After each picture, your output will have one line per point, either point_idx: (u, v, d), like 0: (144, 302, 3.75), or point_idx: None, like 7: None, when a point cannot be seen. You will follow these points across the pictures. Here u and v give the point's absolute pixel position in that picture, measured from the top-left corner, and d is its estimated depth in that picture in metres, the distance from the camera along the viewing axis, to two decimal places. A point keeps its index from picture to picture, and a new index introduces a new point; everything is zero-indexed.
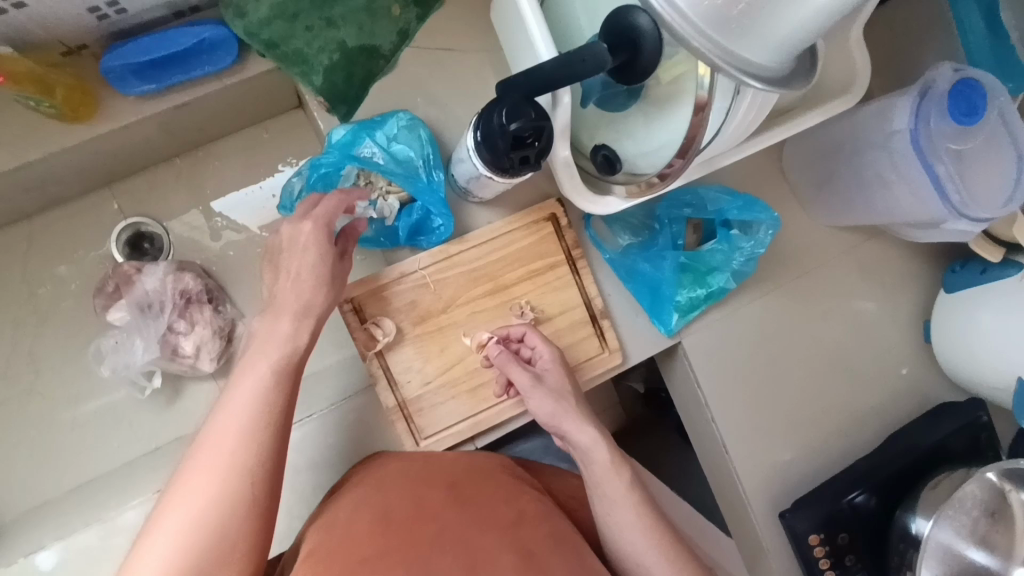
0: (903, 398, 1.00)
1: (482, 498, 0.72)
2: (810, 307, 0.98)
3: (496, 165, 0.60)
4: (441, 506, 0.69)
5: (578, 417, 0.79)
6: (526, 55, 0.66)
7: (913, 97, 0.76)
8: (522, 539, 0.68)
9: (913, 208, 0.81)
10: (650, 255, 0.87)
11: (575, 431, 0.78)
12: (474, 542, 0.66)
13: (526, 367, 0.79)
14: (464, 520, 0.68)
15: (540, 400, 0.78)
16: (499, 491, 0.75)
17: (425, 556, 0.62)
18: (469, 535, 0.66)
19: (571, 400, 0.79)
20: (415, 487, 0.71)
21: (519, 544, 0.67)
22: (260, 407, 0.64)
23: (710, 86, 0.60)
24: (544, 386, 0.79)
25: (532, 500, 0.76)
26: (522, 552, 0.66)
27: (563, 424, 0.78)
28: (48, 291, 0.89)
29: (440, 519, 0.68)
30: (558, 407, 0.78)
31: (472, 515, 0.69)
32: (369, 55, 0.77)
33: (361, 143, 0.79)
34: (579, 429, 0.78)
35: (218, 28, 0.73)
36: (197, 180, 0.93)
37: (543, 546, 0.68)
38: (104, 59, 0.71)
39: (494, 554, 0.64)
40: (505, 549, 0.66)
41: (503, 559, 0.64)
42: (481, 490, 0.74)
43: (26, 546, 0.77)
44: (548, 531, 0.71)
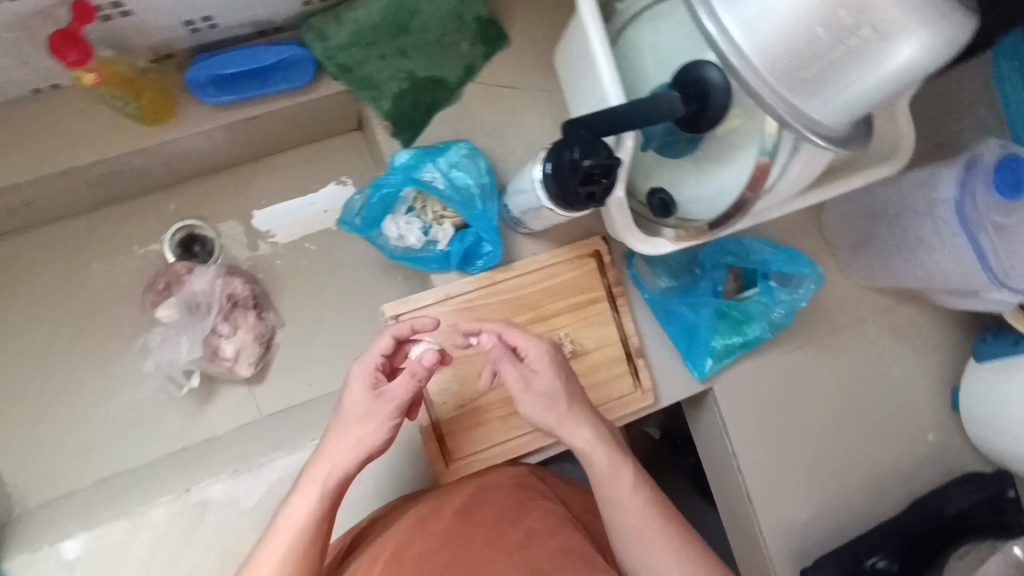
0: (928, 464, 1.00)
1: (490, 520, 0.71)
2: (840, 364, 0.99)
3: (561, 198, 0.62)
4: (448, 538, 0.69)
5: (575, 420, 0.71)
6: (593, 99, 0.69)
7: (959, 168, 0.77)
8: (533, 563, 0.66)
9: (953, 276, 0.82)
10: (689, 299, 0.89)
11: (574, 429, 0.71)
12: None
13: (514, 363, 0.70)
14: (471, 554, 0.68)
15: (531, 400, 0.71)
16: (508, 509, 0.73)
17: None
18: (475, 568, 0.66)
19: (566, 380, 0.71)
20: (420, 523, 0.71)
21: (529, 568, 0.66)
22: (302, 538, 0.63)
23: (772, 148, 0.64)
24: (531, 391, 0.70)
25: (540, 513, 0.74)
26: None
27: (558, 429, 0.71)
28: (97, 284, 0.91)
29: (447, 556, 0.67)
30: (551, 412, 0.71)
31: (479, 545, 0.68)
32: (436, 85, 0.82)
33: (423, 167, 0.79)
34: (576, 430, 0.71)
35: (299, 49, 0.77)
36: (253, 189, 0.96)
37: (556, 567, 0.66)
38: (189, 70, 0.75)
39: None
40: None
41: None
42: (489, 510, 0.73)
43: (51, 535, 0.77)
44: (558, 546, 0.69)
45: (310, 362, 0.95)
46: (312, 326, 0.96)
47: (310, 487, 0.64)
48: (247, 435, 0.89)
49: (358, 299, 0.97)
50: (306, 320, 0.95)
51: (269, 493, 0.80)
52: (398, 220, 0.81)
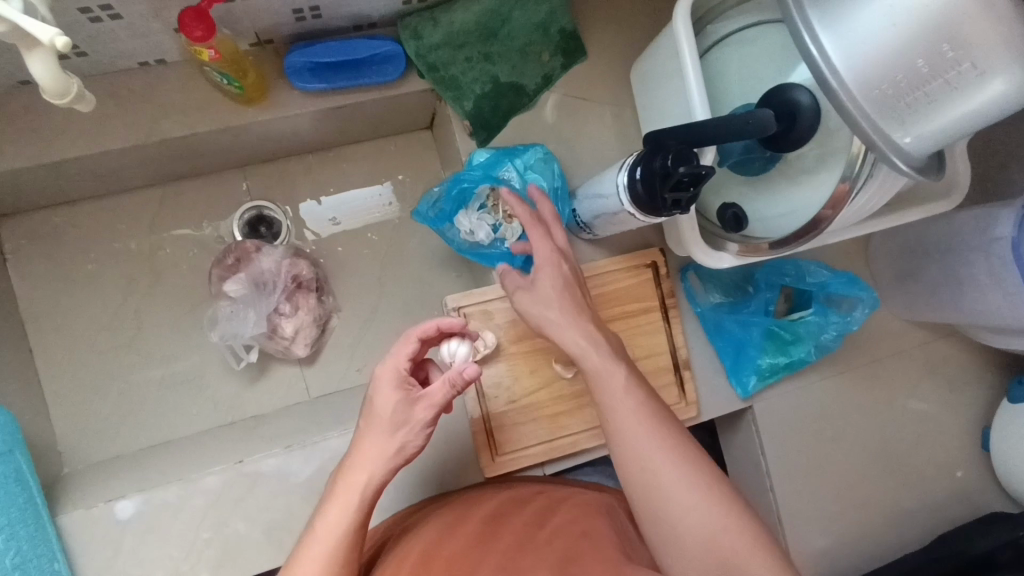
0: (956, 500, 1.02)
1: (518, 523, 0.71)
2: (877, 394, 1.01)
3: (645, 204, 0.65)
4: (474, 536, 0.69)
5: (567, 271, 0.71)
6: (679, 114, 0.73)
7: (1017, 209, 0.80)
8: (559, 548, 0.66)
9: (1003, 314, 0.84)
10: (739, 317, 0.91)
11: (591, 351, 0.69)
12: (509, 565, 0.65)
13: (530, 294, 0.72)
14: (496, 547, 0.68)
15: (553, 324, 0.70)
16: (533, 513, 0.73)
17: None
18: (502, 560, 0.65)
19: (584, 315, 0.71)
20: (447, 524, 0.71)
21: (556, 554, 0.65)
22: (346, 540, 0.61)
23: (854, 176, 0.67)
24: (543, 266, 0.71)
25: (564, 507, 0.74)
26: (560, 561, 0.64)
27: (579, 350, 0.70)
28: (165, 255, 0.94)
29: (474, 553, 0.67)
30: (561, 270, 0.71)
31: (505, 541, 0.68)
32: (516, 91, 0.85)
33: (502, 167, 0.83)
34: (595, 350, 0.69)
35: (395, 46, 0.81)
36: (323, 177, 0.99)
37: (582, 550, 0.66)
38: (289, 56, 0.78)
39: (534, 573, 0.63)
40: (544, 564, 0.64)
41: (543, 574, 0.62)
42: (512, 511, 0.73)
43: (105, 493, 0.78)
44: (582, 531, 0.69)
45: (362, 349, 0.98)
46: (368, 314, 0.98)
47: (341, 497, 0.62)
48: (298, 414, 0.90)
49: (413, 292, 1.00)
50: (362, 308, 0.98)
51: (320, 470, 0.81)
52: (470, 215, 0.82)
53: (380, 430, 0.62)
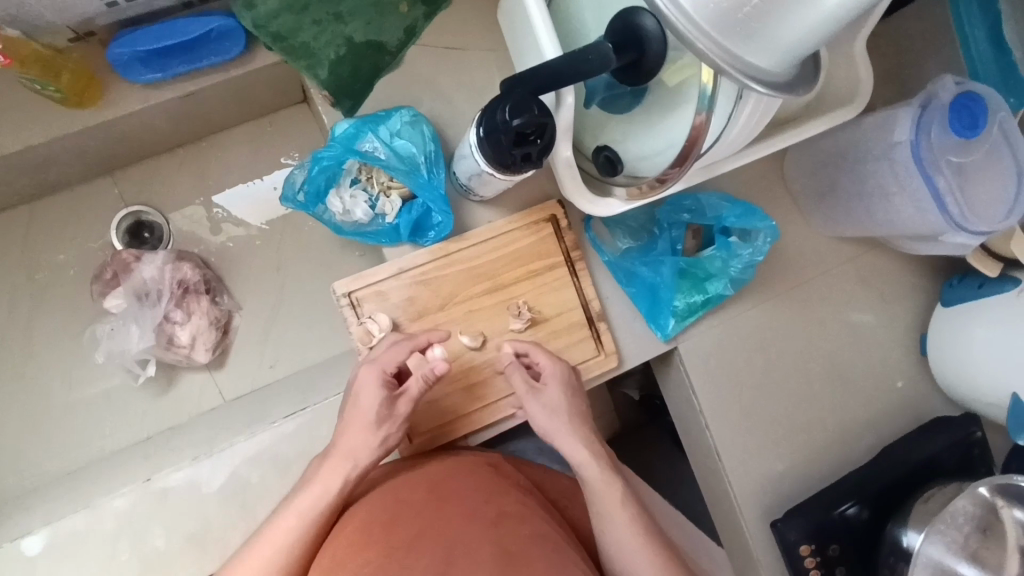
0: (898, 411, 1.01)
1: (464, 495, 0.71)
2: (807, 317, 0.98)
3: (498, 161, 0.60)
4: (423, 508, 0.68)
5: (570, 426, 0.79)
6: (531, 56, 0.67)
7: (914, 109, 0.76)
8: (503, 539, 0.64)
9: (913, 221, 0.81)
10: (649, 259, 0.88)
11: (570, 441, 0.78)
12: (451, 537, 0.64)
13: (466, 363, 0.74)
14: (443, 517, 0.67)
15: (540, 412, 0.78)
16: (480, 487, 0.73)
17: (405, 559, 0.61)
18: (447, 537, 0.64)
19: (566, 410, 0.79)
20: (399, 495, 0.71)
21: (500, 540, 0.64)
22: (306, 533, 0.68)
23: (710, 103, 0.62)
24: (540, 398, 0.79)
25: (515, 499, 0.73)
26: (502, 551, 0.63)
27: (556, 435, 0.78)
28: (46, 277, 0.89)
29: (418, 522, 0.66)
30: (554, 419, 0.78)
31: (454, 516, 0.67)
32: (375, 50, 0.78)
33: (364, 137, 0.77)
34: (572, 439, 0.78)
35: (227, 19, 0.74)
36: (201, 170, 0.93)
37: (526, 547, 0.64)
38: (110, 47, 0.71)
39: (473, 554, 0.61)
40: (485, 549, 0.62)
41: (482, 560, 0.61)
42: (466, 488, 0.72)
43: (13, 531, 0.76)
44: (533, 534, 0.67)
45: (272, 344, 0.94)
46: (272, 308, 0.94)
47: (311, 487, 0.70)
48: (210, 420, 0.88)
49: (317, 279, 0.96)
50: (265, 302, 0.94)
51: (231, 477, 0.78)
52: (342, 194, 0.79)
53: (360, 429, 0.71)
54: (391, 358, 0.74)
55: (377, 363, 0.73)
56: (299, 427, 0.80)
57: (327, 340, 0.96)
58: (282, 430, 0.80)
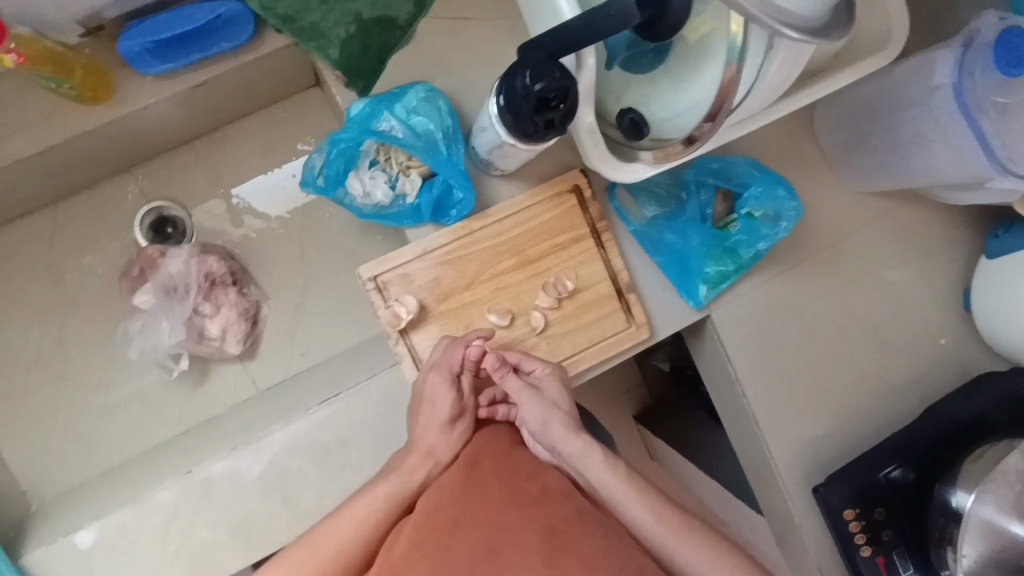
0: (941, 369, 0.97)
1: (504, 474, 0.68)
2: (843, 277, 0.95)
3: (519, 130, 0.58)
4: (463, 493, 0.66)
5: (568, 427, 0.74)
6: (548, 19, 0.64)
7: (956, 48, 0.72)
8: (546, 515, 0.62)
9: (956, 168, 0.77)
10: (676, 226, 0.86)
11: (563, 441, 0.74)
12: (492, 516, 0.61)
13: (519, 376, 0.77)
14: (483, 499, 0.64)
15: (536, 416, 0.75)
16: (520, 466, 0.71)
17: (450, 550, 0.59)
18: (488, 520, 0.61)
19: (565, 411, 0.76)
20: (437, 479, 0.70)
21: (544, 520, 0.61)
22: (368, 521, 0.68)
23: (740, 54, 0.59)
24: (539, 397, 0.76)
25: (552, 475, 0.71)
26: (547, 528, 0.60)
27: (551, 434, 0.75)
28: (75, 277, 0.90)
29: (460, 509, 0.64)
30: (551, 416, 0.75)
31: (492, 494, 0.65)
32: (385, 26, 0.75)
33: (380, 116, 0.76)
34: (566, 439, 0.74)
35: (233, 3, 0.72)
36: (218, 162, 0.93)
37: (572, 523, 0.61)
38: (121, 41, 0.70)
39: (517, 534, 0.59)
40: (529, 527, 0.60)
41: (527, 539, 0.58)
42: (505, 467, 0.70)
43: (65, 526, 0.78)
44: (575, 510, 0.64)
45: (300, 333, 0.94)
46: (298, 296, 0.94)
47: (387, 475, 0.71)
48: (246, 410, 0.89)
49: (340, 265, 0.95)
50: (291, 291, 0.94)
51: (270, 465, 0.79)
52: (361, 176, 0.78)
53: (438, 428, 0.74)
54: (453, 357, 0.75)
55: (443, 369, 0.75)
56: (333, 413, 0.81)
57: (355, 325, 0.96)
58: (317, 416, 0.80)
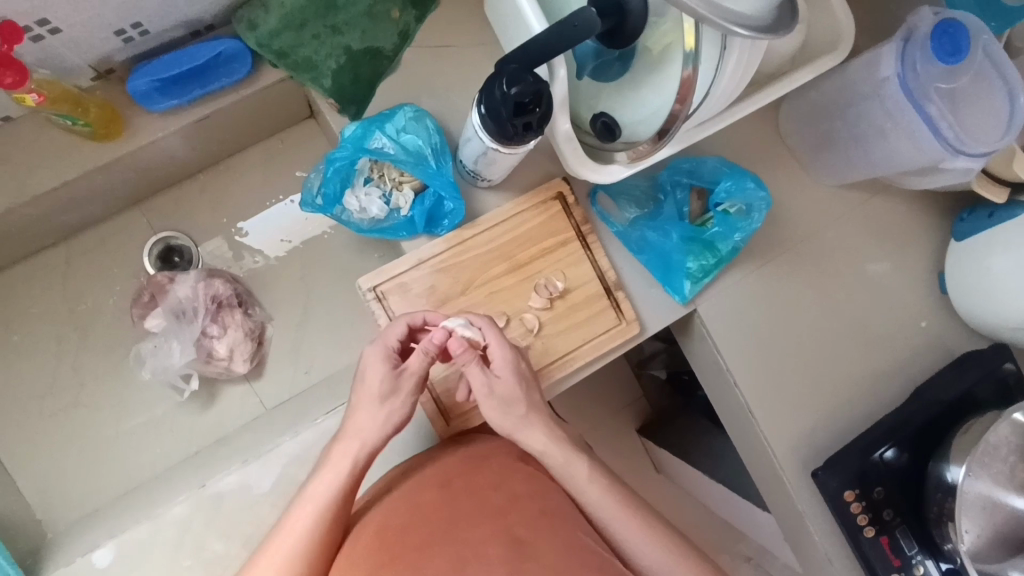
0: (924, 350, 1.01)
1: (476, 489, 0.71)
2: (822, 267, 0.99)
3: (501, 136, 0.63)
4: (434, 506, 0.69)
5: (533, 424, 0.77)
6: (519, 29, 0.72)
7: (897, 43, 0.77)
8: (512, 525, 0.66)
9: (913, 154, 0.82)
10: (656, 225, 0.91)
11: (529, 435, 0.76)
12: (459, 535, 0.64)
13: (482, 368, 0.75)
14: (451, 519, 0.67)
15: (501, 420, 0.76)
16: (493, 478, 0.73)
17: (418, 560, 0.61)
18: (455, 534, 0.64)
19: (521, 403, 0.76)
20: (411, 493, 0.72)
21: (512, 536, 0.64)
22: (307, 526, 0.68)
23: (695, 58, 0.65)
24: (492, 393, 0.76)
25: (527, 483, 0.73)
26: (512, 539, 0.64)
27: (518, 433, 0.76)
28: (87, 307, 0.94)
29: (429, 521, 0.67)
30: (507, 415, 0.76)
31: (460, 510, 0.68)
32: (373, 56, 0.82)
33: (372, 136, 0.81)
34: (532, 435, 0.76)
35: (233, 42, 0.79)
36: (220, 191, 0.98)
37: (534, 531, 0.65)
38: (130, 80, 0.77)
39: (483, 546, 0.62)
40: (495, 540, 0.63)
41: (493, 552, 0.61)
42: (476, 481, 0.72)
43: (83, 547, 0.80)
44: (538, 510, 0.69)
45: (305, 351, 0.98)
46: (301, 316, 0.99)
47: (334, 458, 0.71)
48: (254, 427, 0.92)
49: (341, 284, 1.00)
50: (294, 312, 0.98)
51: (281, 476, 0.81)
52: (357, 193, 0.83)
53: (369, 404, 0.72)
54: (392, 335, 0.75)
55: (380, 343, 0.75)
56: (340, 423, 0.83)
57: (358, 340, 1.00)
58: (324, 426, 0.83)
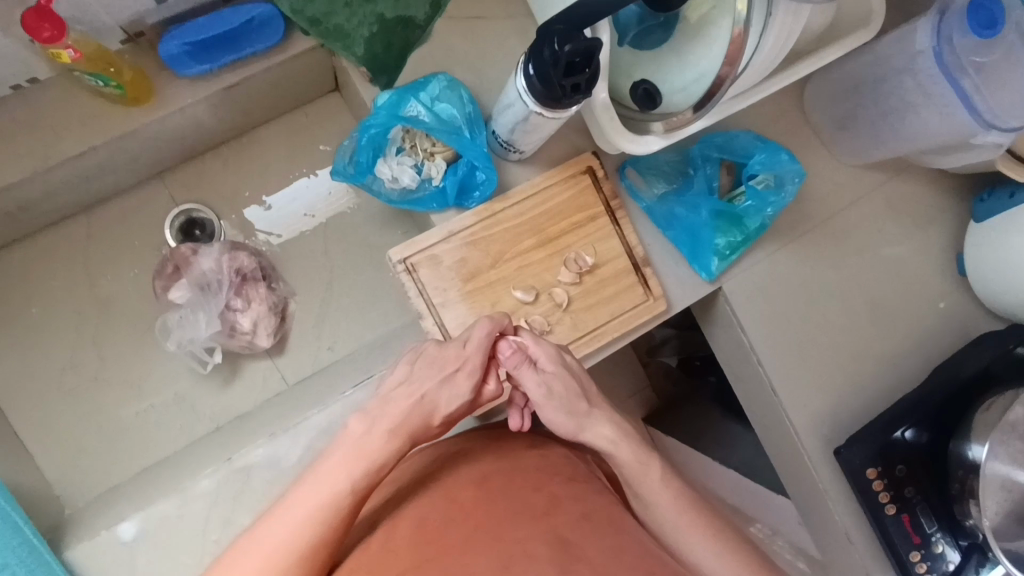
0: (944, 331, 1.01)
1: (513, 490, 0.71)
2: (845, 247, 1.00)
3: (549, 96, 0.63)
4: (475, 504, 0.69)
5: (598, 420, 0.78)
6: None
7: (933, 15, 0.79)
8: (557, 526, 0.65)
9: (942, 127, 0.83)
10: (685, 201, 0.91)
11: (595, 430, 0.78)
12: (502, 533, 0.64)
13: (533, 372, 0.75)
14: (492, 516, 0.67)
15: (565, 422, 0.77)
16: (529, 480, 0.74)
17: (461, 557, 0.61)
18: (498, 532, 0.64)
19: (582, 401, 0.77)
20: (448, 490, 0.72)
21: (554, 534, 0.64)
22: (311, 527, 0.62)
23: (745, 20, 0.67)
24: (552, 399, 0.76)
25: (565, 482, 0.74)
26: (557, 539, 0.63)
27: (582, 433, 0.78)
28: (109, 281, 0.97)
29: (472, 518, 0.67)
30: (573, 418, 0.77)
31: (504, 508, 0.68)
32: (406, 25, 0.80)
33: (407, 104, 0.80)
34: (598, 431, 0.78)
35: (267, 7, 0.78)
36: (243, 165, 1.00)
37: (578, 531, 0.65)
38: (162, 44, 0.76)
39: (527, 545, 0.62)
40: (538, 540, 0.63)
41: (538, 551, 0.61)
42: (513, 483, 0.73)
43: (107, 521, 0.79)
44: (581, 512, 0.69)
45: (327, 328, 1.00)
46: (324, 291, 1.00)
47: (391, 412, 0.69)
48: (277, 401, 0.91)
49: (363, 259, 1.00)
50: (317, 289, 1.00)
51: (309, 449, 0.81)
52: (390, 162, 0.82)
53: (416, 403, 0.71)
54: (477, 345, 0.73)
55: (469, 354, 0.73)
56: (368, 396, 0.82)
57: (380, 317, 1.01)
58: (352, 399, 0.82)
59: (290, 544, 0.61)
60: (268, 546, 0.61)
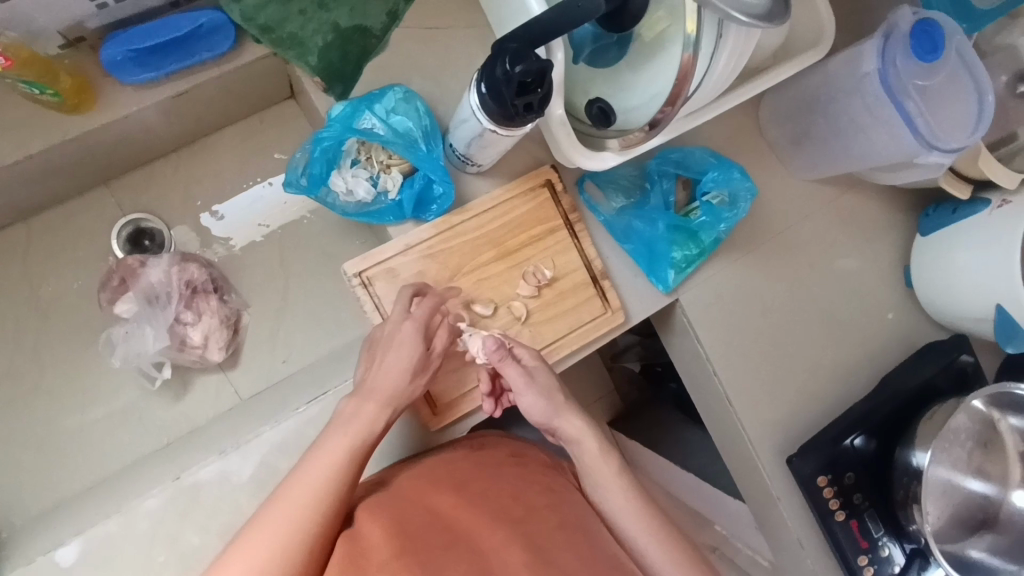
0: (891, 341, 1.05)
1: (488, 495, 0.74)
2: (798, 260, 1.02)
3: (502, 114, 0.63)
4: (452, 508, 0.71)
5: (568, 411, 0.80)
6: (517, 12, 0.72)
7: (878, 38, 0.80)
8: (532, 532, 0.69)
9: (888, 147, 0.86)
10: (643, 214, 0.92)
11: (565, 423, 0.80)
12: (479, 538, 0.67)
13: (518, 366, 0.78)
14: (468, 520, 0.70)
15: (540, 409, 0.79)
16: (505, 485, 0.76)
17: (438, 559, 0.64)
18: (474, 537, 0.67)
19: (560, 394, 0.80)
20: (422, 493, 0.74)
21: (529, 541, 0.67)
22: (295, 517, 0.65)
23: (695, 44, 0.67)
24: (533, 386, 0.79)
25: (540, 490, 0.77)
26: (531, 545, 0.67)
27: (555, 420, 0.80)
28: (52, 291, 0.94)
29: (448, 524, 0.69)
30: (549, 404, 0.79)
31: (480, 513, 0.71)
32: (362, 34, 0.79)
33: (362, 115, 0.79)
34: (569, 421, 0.80)
35: (216, 13, 0.76)
36: (195, 172, 0.98)
37: (552, 538, 0.68)
38: (104, 49, 0.73)
39: (503, 551, 0.65)
40: (513, 544, 0.66)
41: (513, 555, 0.64)
42: (488, 488, 0.75)
43: (45, 544, 0.76)
44: (558, 520, 0.72)
45: (282, 339, 0.98)
46: (279, 302, 0.99)
47: (362, 411, 0.72)
48: (229, 415, 0.90)
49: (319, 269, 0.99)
50: (271, 299, 0.99)
51: (261, 464, 0.79)
52: (344, 174, 0.82)
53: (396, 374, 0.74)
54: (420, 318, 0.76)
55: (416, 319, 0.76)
56: (321, 411, 0.81)
57: (338, 328, 1.00)
58: (306, 414, 0.81)
59: (277, 542, 0.64)
60: (260, 541, 0.63)
